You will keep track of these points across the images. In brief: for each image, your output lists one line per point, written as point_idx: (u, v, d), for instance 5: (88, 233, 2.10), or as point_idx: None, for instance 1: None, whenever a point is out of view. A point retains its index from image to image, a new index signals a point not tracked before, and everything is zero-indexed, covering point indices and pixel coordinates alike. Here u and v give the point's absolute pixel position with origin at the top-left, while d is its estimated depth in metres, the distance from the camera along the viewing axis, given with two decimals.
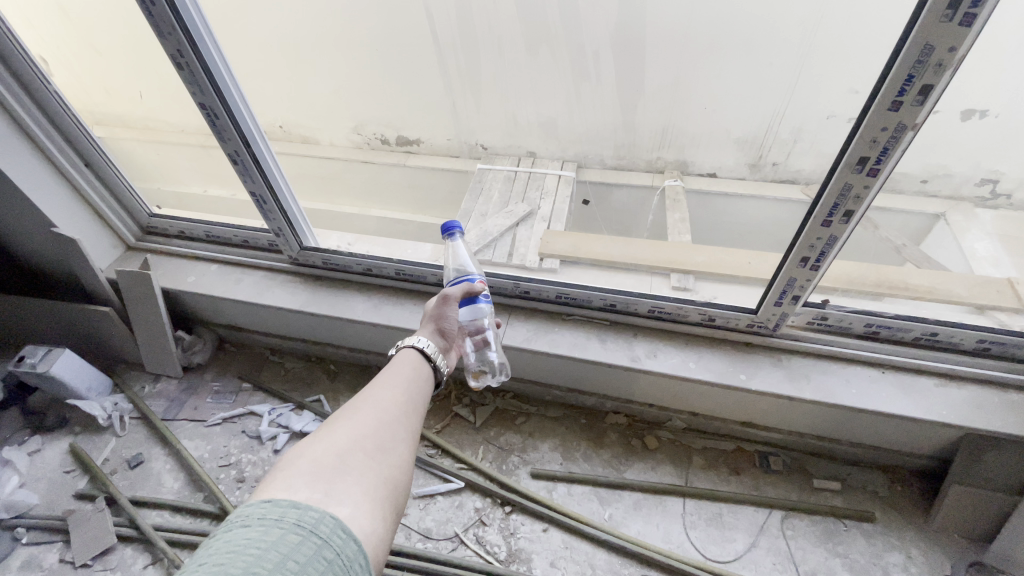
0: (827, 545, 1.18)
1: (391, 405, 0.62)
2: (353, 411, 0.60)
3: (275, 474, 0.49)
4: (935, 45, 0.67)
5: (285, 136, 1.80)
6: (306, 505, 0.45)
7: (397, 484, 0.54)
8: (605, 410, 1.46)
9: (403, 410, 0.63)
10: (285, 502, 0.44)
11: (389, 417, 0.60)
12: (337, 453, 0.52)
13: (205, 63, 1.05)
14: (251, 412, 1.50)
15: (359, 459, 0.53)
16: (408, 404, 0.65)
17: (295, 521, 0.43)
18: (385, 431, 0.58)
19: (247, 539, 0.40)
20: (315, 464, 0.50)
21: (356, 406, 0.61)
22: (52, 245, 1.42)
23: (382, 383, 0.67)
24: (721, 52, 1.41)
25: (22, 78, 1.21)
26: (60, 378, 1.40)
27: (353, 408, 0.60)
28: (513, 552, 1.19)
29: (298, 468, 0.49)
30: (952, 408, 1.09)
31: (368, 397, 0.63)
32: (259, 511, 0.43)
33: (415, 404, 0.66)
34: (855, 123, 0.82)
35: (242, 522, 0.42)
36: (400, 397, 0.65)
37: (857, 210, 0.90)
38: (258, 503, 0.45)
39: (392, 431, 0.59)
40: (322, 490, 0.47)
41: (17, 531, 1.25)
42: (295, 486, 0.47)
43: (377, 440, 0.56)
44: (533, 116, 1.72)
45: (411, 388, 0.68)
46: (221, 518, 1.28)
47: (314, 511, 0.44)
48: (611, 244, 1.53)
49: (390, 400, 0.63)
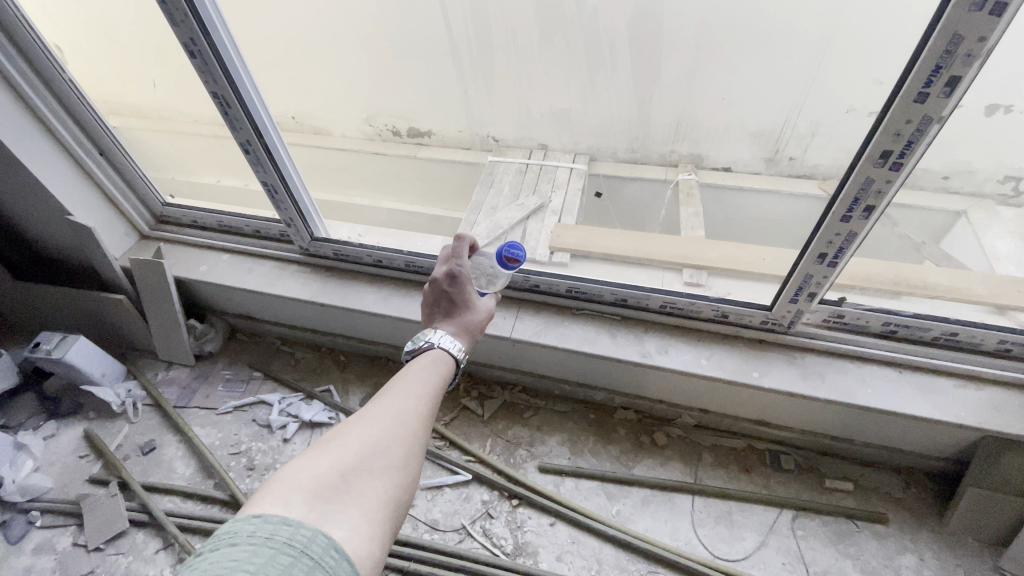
0: (838, 546, 1.17)
1: (407, 416, 0.61)
2: (366, 419, 0.59)
3: (275, 484, 0.49)
4: (965, 35, 0.64)
5: (297, 127, 1.81)
6: (299, 522, 0.45)
7: (398, 505, 0.54)
8: (614, 405, 1.45)
9: (417, 422, 0.62)
10: (275, 518, 0.44)
11: (402, 430, 0.59)
12: (340, 470, 0.52)
13: (218, 52, 1.04)
14: (261, 401, 1.51)
15: (363, 477, 0.52)
16: (424, 416, 0.64)
17: (286, 540, 0.42)
18: (394, 447, 0.57)
19: (235, 560, 0.40)
20: (316, 481, 0.49)
21: (370, 415, 0.60)
22: (68, 233, 1.44)
23: (401, 388, 0.65)
24: (739, 45, 1.38)
25: (36, 65, 1.21)
26: (74, 364, 1.42)
27: (367, 417, 0.59)
28: (520, 545, 1.20)
29: (299, 482, 0.49)
30: (970, 410, 1.07)
31: (383, 404, 0.62)
32: (249, 528, 0.43)
33: (431, 416, 0.65)
34: (878, 114, 0.80)
35: (230, 541, 0.42)
36: (418, 408, 0.63)
37: (878, 205, 0.88)
38: (249, 516, 0.44)
39: (402, 446, 0.58)
40: (317, 510, 0.47)
41: (32, 515, 1.28)
42: (291, 502, 0.47)
43: (385, 456, 0.55)
44: (545, 107, 1.70)
45: (428, 395, 0.67)
46: (231, 505, 1.30)
47: (306, 528, 0.44)
48: (623, 238, 1.51)
49: (407, 410, 0.62)
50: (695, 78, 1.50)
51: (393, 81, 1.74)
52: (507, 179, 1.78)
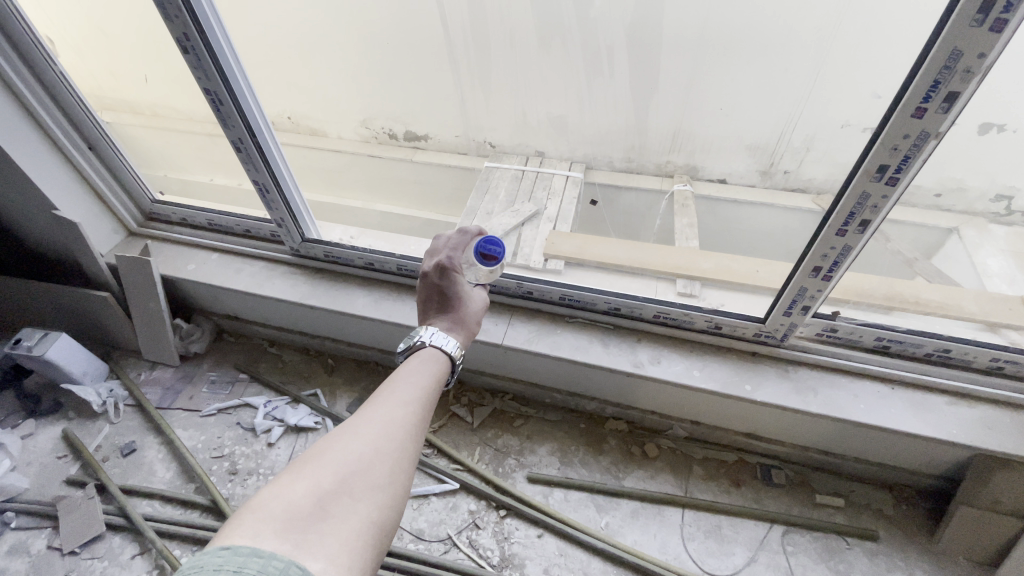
0: (828, 563, 1.15)
1: (393, 428, 0.59)
2: (349, 434, 0.56)
3: (248, 512, 0.46)
4: (963, 52, 0.64)
5: (292, 127, 1.85)
6: (270, 554, 0.42)
7: (381, 527, 0.51)
8: (605, 416, 1.43)
9: (406, 433, 0.59)
10: (246, 550, 0.42)
11: (388, 443, 0.57)
12: (318, 494, 0.49)
13: (211, 49, 1.02)
14: (246, 404, 1.48)
15: (343, 500, 0.50)
16: (415, 426, 0.61)
17: (256, 573, 0.40)
18: (377, 464, 0.55)
19: None
20: (290, 508, 0.47)
21: (354, 428, 0.57)
22: (53, 227, 1.41)
23: (390, 397, 0.63)
24: (737, 57, 1.37)
25: (25, 55, 1.19)
26: (55, 362, 1.39)
27: (351, 431, 0.57)
28: (506, 557, 1.17)
29: (271, 512, 0.46)
30: (961, 427, 1.06)
31: (369, 416, 0.59)
32: (216, 562, 0.40)
33: (423, 424, 0.63)
34: (875, 130, 0.80)
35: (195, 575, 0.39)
36: (408, 417, 0.61)
37: (873, 220, 0.88)
38: (217, 549, 0.42)
39: (387, 462, 0.55)
40: (291, 542, 0.44)
41: (6, 516, 1.24)
42: (262, 535, 0.44)
43: (368, 474, 0.53)
44: (542, 114, 1.70)
45: (420, 402, 0.64)
46: (212, 511, 1.26)
47: (278, 560, 0.42)
48: (617, 247, 1.51)
49: (394, 421, 0.59)
50: (691, 90, 1.50)
51: (389, 84, 1.73)
52: (503, 185, 1.78)
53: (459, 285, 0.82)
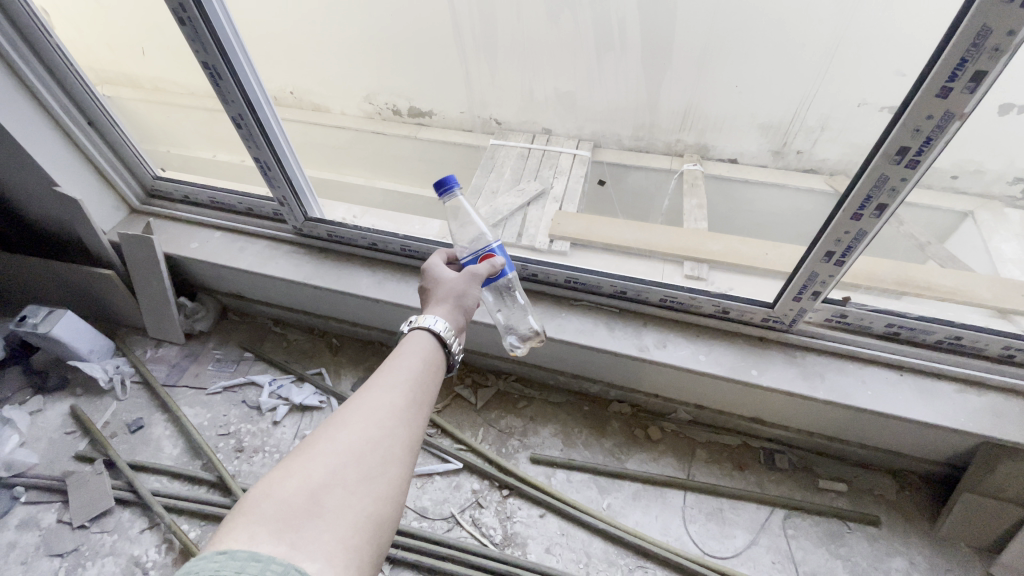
0: (829, 547, 1.16)
1: (384, 418, 0.58)
2: (339, 428, 0.55)
3: (241, 515, 0.46)
4: (994, 28, 0.61)
5: (296, 102, 1.76)
6: (267, 557, 0.41)
7: (379, 520, 0.51)
8: (608, 398, 1.43)
9: (397, 422, 0.58)
10: (242, 554, 0.41)
11: (379, 435, 0.56)
12: (310, 491, 0.48)
13: (208, 20, 0.99)
14: (252, 381, 1.49)
15: (337, 495, 0.49)
16: (407, 412, 0.60)
17: None
18: (369, 456, 0.54)
19: None
20: (283, 506, 0.46)
21: (343, 421, 0.56)
22: (54, 204, 1.39)
23: (379, 386, 0.61)
24: (753, 32, 1.32)
25: (19, 25, 1.15)
26: (60, 339, 1.39)
27: (342, 423, 0.56)
28: (509, 535, 1.19)
29: (264, 511, 0.46)
30: (969, 415, 1.05)
31: (358, 408, 0.58)
32: (211, 566, 0.39)
33: (418, 411, 0.62)
34: (897, 109, 0.76)
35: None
36: (397, 404, 0.60)
37: (891, 204, 0.84)
38: (211, 553, 0.41)
39: (379, 453, 0.55)
40: (287, 542, 0.44)
41: (17, 490, 1.26)
42: (258, 538, 0.43)
43: (362, 468, 0.52)
44: (550, 91, 1.65)
45: (411, 388, 0.63)
46: (219, 487, 1.28)
47: (276, 563, 0.41)
48: (624, 228, 1.48)
49: (385, 410, 0.58)
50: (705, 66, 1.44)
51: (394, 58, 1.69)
52: (508, 164, 1.77)
53: (436, 270, 0.82)
